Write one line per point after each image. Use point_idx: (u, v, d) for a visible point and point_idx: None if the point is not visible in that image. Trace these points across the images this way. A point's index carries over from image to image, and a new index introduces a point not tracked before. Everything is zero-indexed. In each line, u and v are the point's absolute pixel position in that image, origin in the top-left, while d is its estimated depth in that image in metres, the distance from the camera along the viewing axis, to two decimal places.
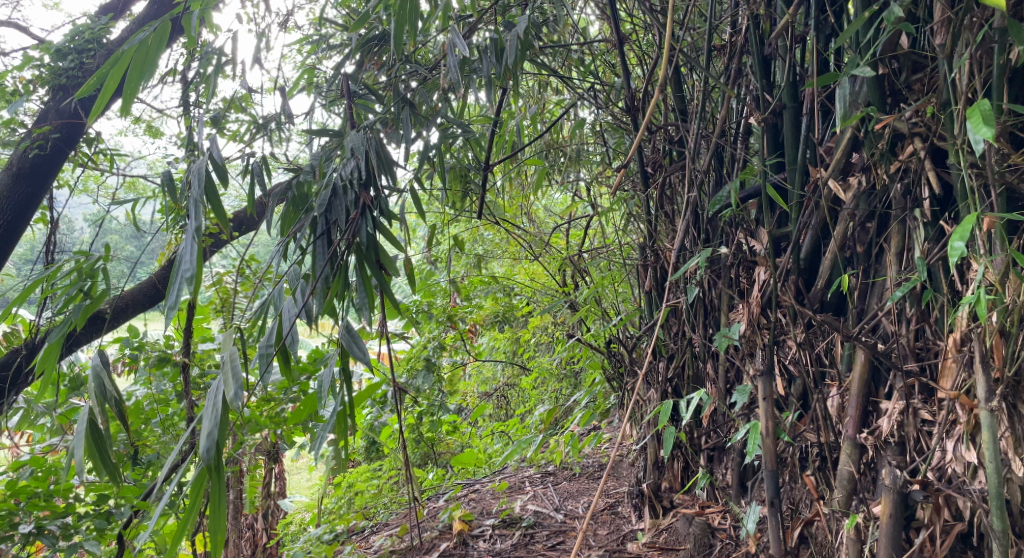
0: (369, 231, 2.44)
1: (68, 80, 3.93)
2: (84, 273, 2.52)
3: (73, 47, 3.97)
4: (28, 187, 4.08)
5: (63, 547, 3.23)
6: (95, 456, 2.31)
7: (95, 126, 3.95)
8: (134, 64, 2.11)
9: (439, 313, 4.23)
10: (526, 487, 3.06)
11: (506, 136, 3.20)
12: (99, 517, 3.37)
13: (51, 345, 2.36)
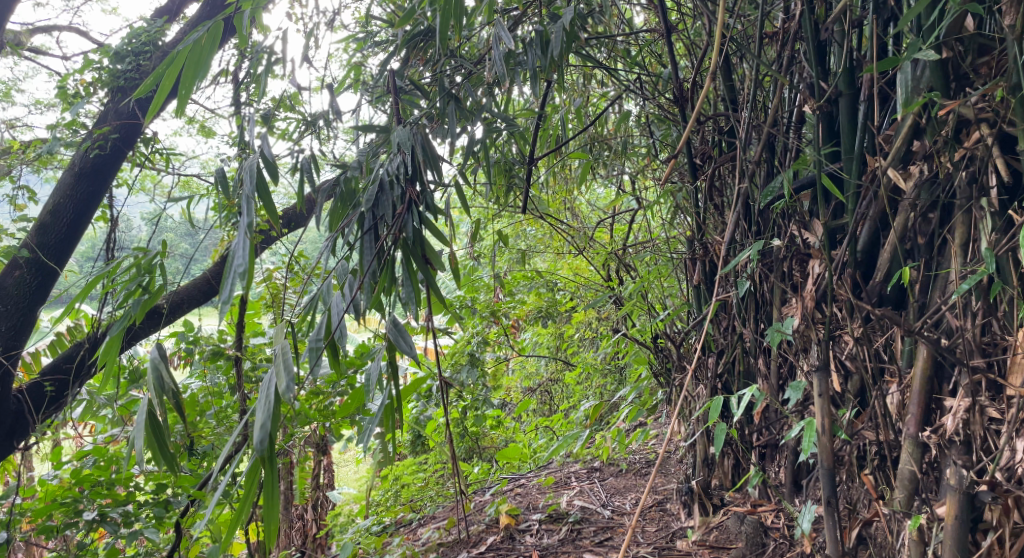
0: (415, 226, 2.44)
1: (126, 82, 4.00)
2: (142, 268, 2.51)
3: (131, 49, 3.99)
4: (90, 186, 4.16)
5: (124, 534, 3.34)
6: (154, 446, 2.31)
7: (151, 126, 4.01)
8: (189, 65, 2.13)
9: (483, 309, 4.25)
10: (572, 482, 3.03)
11: (551, 129, 3.18)
12: (158, 505, 3.49)
13: (112, 338, 2.39)
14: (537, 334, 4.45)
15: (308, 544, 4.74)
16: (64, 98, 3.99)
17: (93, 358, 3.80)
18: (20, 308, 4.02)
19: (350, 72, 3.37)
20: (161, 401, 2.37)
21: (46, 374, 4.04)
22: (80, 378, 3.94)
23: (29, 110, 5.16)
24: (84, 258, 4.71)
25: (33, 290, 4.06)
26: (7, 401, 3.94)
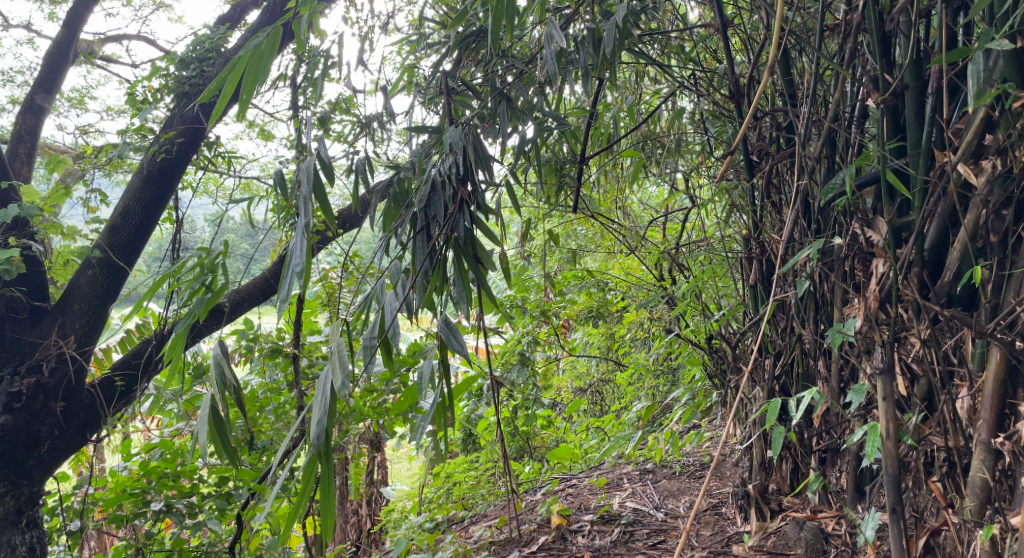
0: (466, 226, 2.44)
1: (191, 88, 4.07)
2: (205, 267, 2.57)
3: (196, 56, 4.08)
4: (157, 189, 4.16)
5: (188, 525, 3.50)
6: (217, 440, 2.34)
7: (215, 131, 4.09)
8: (250, 69, 2.16)
9: (533, 308, 4.22)
10: (625, 483, 2.99)
11: (602, 128, 3.15)
12: (220, 497, 3.61)
13: (178, 335, 2.45)
14: (587, 334, 4.42)
15: (362, 539, 4.89)
16: (134, 104, 4.09)
17: (160, 354, 3.91)
18: (92, 306, 4.05)
19: (403, 74, 3.39)
20: (223, 395, 2.37)
21: (115, 370, 4.12)
22: (149, 373, 4.00)
23: (101, 117, 5.32)
24: (151, 258, 4.83)
25: (103, 289, 4.08)
26: (79, 394, 3.99)
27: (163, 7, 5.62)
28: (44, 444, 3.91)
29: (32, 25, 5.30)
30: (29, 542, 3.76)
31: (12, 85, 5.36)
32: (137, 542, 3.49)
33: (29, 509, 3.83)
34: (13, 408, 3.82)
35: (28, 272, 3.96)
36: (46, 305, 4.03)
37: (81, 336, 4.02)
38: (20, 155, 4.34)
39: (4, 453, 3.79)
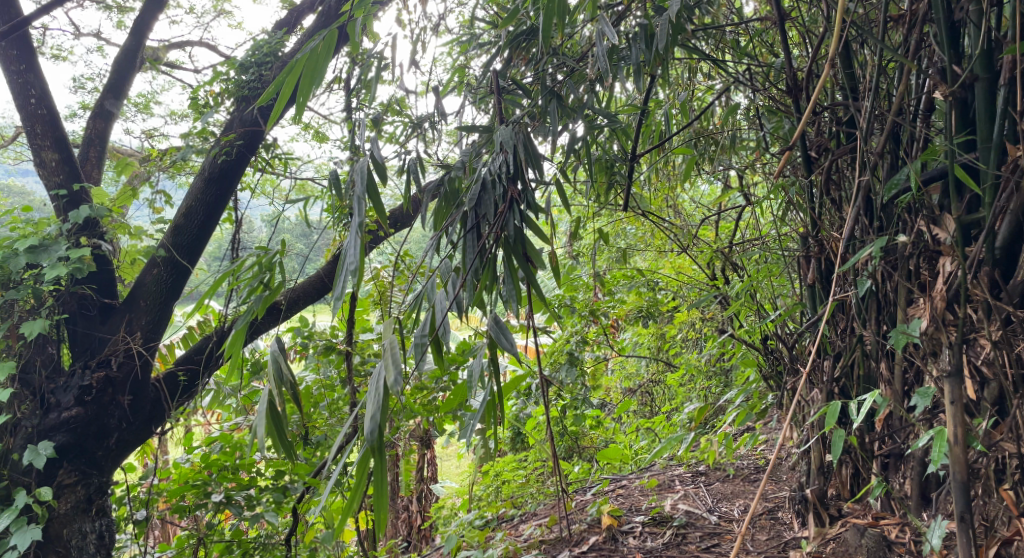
0: (516, 225, 2.43)
1: (250, 91, 4.11)
2: (263, 266, 2.60)
3: (254, 60, 4.15)
4: (218, 191, 4.12)
5: (247, 516, 3.60)
6: (275, 434, 2.36)
7: (272, 133, 4.13)
8: (307, 73, 2.21)
9: (581, 308, 4.17)
10: (676, 485, 2.95)
11: (653, 126, 3.11)
12: (278, 490, 3.70)
13: (238, 332, 2.50)
14: (638, 334, 4.37)
15: (413, 535, 4.91)
16: (196, 109, 4.16)
17: (221, 351, 3.92)
18: (158, 303, 4.06)
19: (454, 74, 3.40)
20: (280, 391, 2.42)
21: (179, 364, 4.13)
22: (209, 368, 4.07)
23: (165, 121, 5.43)
24: (210, 258, 4.91)
25: (168, 288, 4.08)
26: (146, 388, 4.01)
27: (223, 13, 5.71)
28: (112, 436, 3.94)
29: (100, 32, 5.43)
30: (98, 529, 3.86)
31: (82, 92, 5.50)
32: (199, 532, 3.62)
33: (99, 497, 3.91)
34: (84, 402, 3.85)
35: (97, 270, 3.98)
36: (114, 302, 4.07)
37: (148, 331, 4.03)
38: (90, 158, 4.43)
39: (75, 444, 3.82)
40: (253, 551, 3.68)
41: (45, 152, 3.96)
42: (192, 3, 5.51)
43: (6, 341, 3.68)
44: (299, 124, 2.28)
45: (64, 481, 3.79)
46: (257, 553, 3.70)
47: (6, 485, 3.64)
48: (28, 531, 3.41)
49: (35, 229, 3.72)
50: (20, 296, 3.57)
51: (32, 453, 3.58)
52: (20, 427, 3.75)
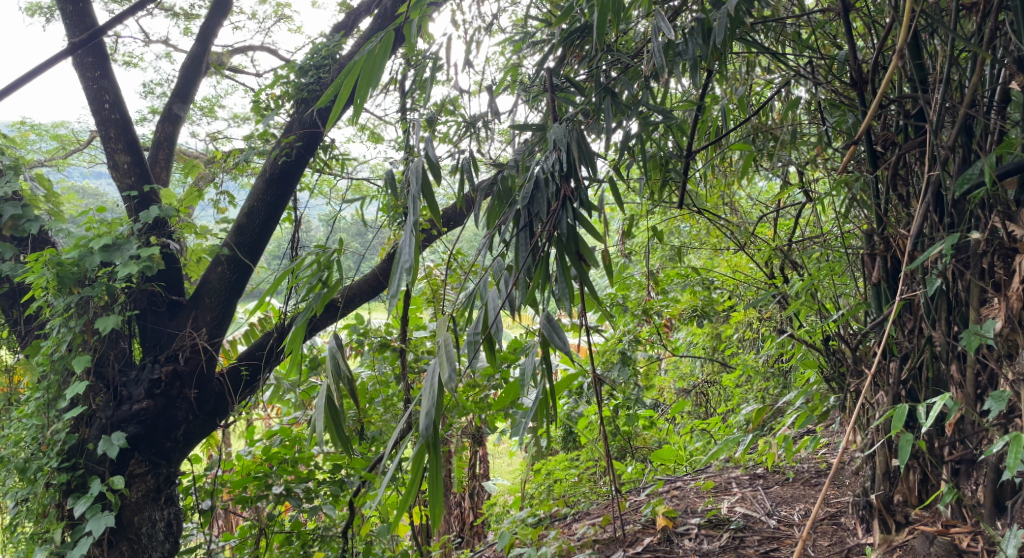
0: (569, 223, 2.42)
1: (309, 93, 4.14)
2: (322, 264, 2.64)
3: (313, 63, 4.17)
4: (279, 191, 4.14)
5: (306, 509, 3.71)
6: (333, 428, 2.39)
7: (330, 134, 4.17)
8: (364, 74, 2.34)
9: (634, 306, 4.13)
10: (733, 488, 2.89)
11: (710, 122, 3.06)
12: (335, 484, 3.78)
13: (297, 328, 2.56)
14: (692, 333, 4.30)
15: (465, 531, 4.94)
16: (257, 111, 4.22)
17: (281, 346, 3.99)
18: (222, 301, 4.11)
19: (508, 73, 3.39)
20: (338, 386, 2.48)
21: (241, 360, 4.16)
22: (271, 364, 4.10)
23: (229, 124, 5.52)
24: (270, 256, 4.98)
25: (232, 286, 4.13)
26: (210, 382, 4.08)
27: (284, 18, 5.79)
28: (179, 428, 3.98)
29: (169, 39, 5.55)
30: (166, 518, 3.90)
31: (152, 97, 5.63)
32: (261, 523, 3.76)
33: (167, 487, 3.95)
34: (154, 394, 3.91)
35: (166, 267, 4.05)
36: (181, 299, 4.13)
37: (213, 327, 4.08)
38: (160, 160, 4.54)
39: (145, 436, 3.86)
40: (313, 543, 3.79)
41: (117, 155, 4.03)
42: (254, 9, 5.60)
43: (82, 336, 3.66)
44: (356, 125, 2.34)
45: (135, 471, 3.83)
46: (316, 544, 3.80)
47: (82, 473, 3.67)
48: (103, 518, 3.48)
49: (108, 229, 3.76)
50: (95, 293, 3.60)
51: (106, 444, 3.61)
52: (94, 419, 3.76)
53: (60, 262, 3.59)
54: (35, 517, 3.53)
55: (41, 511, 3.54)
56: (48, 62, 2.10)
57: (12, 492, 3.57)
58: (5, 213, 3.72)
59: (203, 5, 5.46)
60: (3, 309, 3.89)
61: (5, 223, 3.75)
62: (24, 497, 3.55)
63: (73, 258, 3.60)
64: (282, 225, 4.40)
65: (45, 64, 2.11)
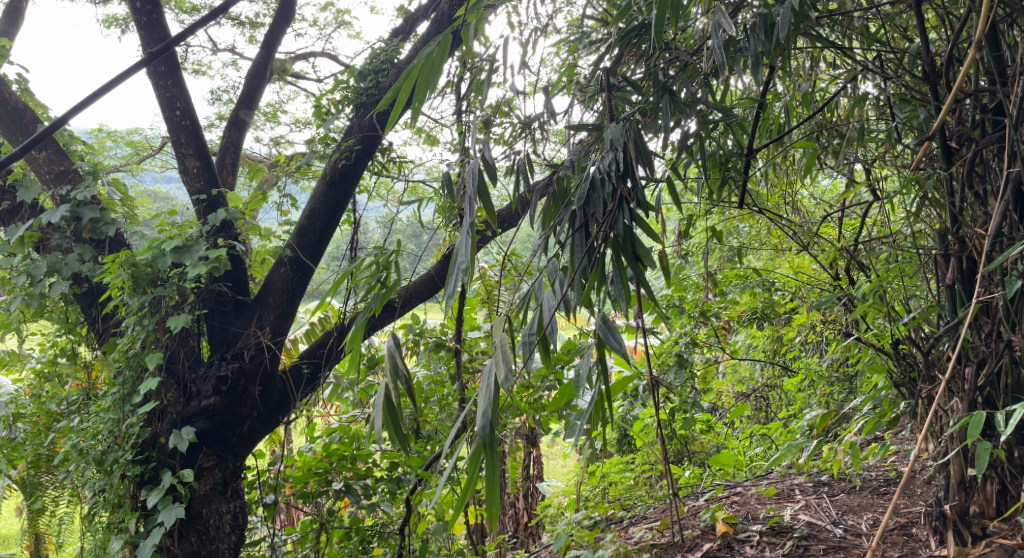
0: (626, 224, 2.39)
1: (368, 97, 4.16)
2: (381, 265, 2.66)
3: (372, 68, 4.19)
4: (339, 193, 4.13)
5: (364, 505, 3.78)
6: (391, 425, 2.44)
7: (388, 137, 4.17)
8: (422, 78, 2.38)
9: (691, 308, 4.07)
10: (797, 495, 2.81)
11: (771, 120, 3.00)
12: (392, 481, 3.87)
13: (357, 327, 2.61)
14: (752, 335, 4.18)
15: (520, 532, 4.93)
16: (318, 116, 4.27)
17: (341, 345, 4.02)
18: (285, 301, 4.11)
19: (564, 73, 3.38)
20: (396, 385, 2.50)
21: (303, 358, 4.21)
22: (331, 361, 4.14)
23: (290, 129, 5.60)
24: (329, 258, 5.04)
25: (295, 287, 4.12)
26: (274, 379, 4.09)
27: (344, 23, 5.86)
28: (244, 424, 4.00)
29: (235, 47, 5.66)
30: (233, 510, 3.94)
31: (219, 103, 5.74)
32: (321, 518, 3.81)
33: (234, 481, 3.98)
34: (221, 391, 3.92)
35: (232, 267, 4.07)
36: (246, 298, 4.14)
37: (276, 325, 4.08)
38: (227, 165, 4.56)
39: (213, 431, 3.89)
40: (371, 539, 3.84)
41: (187, 159, 4.07)
42: (315, 15, 5.68)
43: (154, 334, 3.74)
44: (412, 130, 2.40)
45: (203, 464, 3.86)
46: (375, 541, 3.84)
47: (154, 465, 3.75)
48: (173, 509, 3.55)
49: (179, 232, 3.82)
50: (167, 292, 3.69)
51: (176, 439, 3.66)
52: (166, 414, 3.83)
53: (134, 262, 3.67)
54: (111, 506, 3.63)
55: (116, 502, 3.64)
56: (118, 76, 2.18)
57: (90, 483, 3.70)
58: (83, 217, 3.79)
59: (267, 13, 5.55)
60: (83, 307, 3.96)
61: (83, 226, 3.82)
62: (101, 488, 3.66)
63: (146, 259, 3.69)
64: (342, 228, 4.44)
65: (116, 79, 2.19)
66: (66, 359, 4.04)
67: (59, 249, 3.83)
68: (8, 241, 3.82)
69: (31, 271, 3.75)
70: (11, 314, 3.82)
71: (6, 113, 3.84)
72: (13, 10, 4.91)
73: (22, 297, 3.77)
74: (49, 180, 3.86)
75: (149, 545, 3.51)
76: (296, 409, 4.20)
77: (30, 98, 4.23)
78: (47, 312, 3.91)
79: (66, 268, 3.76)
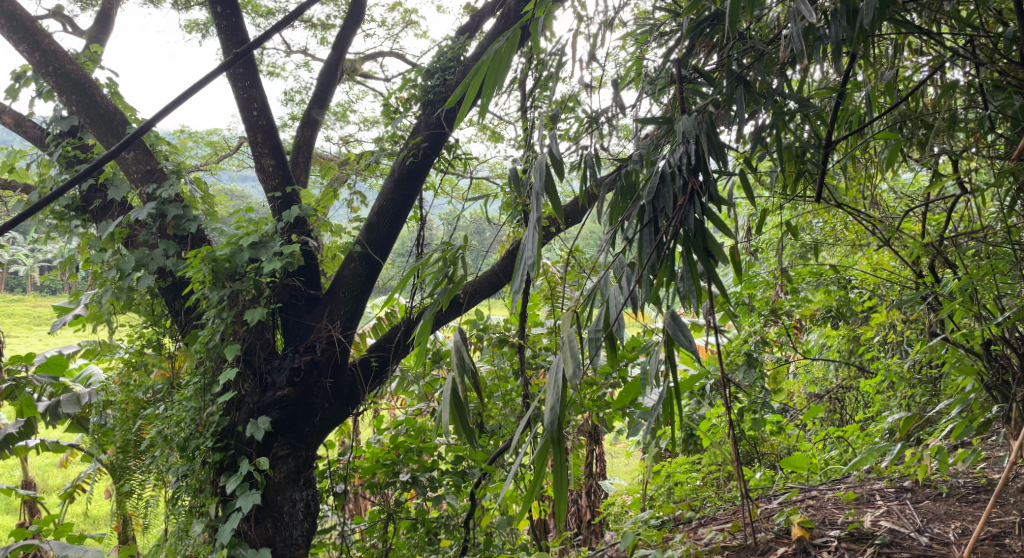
0: (697, 218, 2.33)
1: (436, 95, 4.14)
2: (448, 260, 2.68)
3: (439, 65, 4.17)
4: (407, 190, 4.12)
5: (430, 497, 3.85)
6: (457, 419, 2.45)
7: (455, 134, 4.15)
8: (491, 74, 2.37)
9: (761, 306, 3.98)
10: (877, 500, 2.71)
11: (851, 111, 2.90)
12: (457, 474, 3.90)
13: (424, 322, 2.62)
14: (825, 335, 4.02)
15: (583, 529, 4.89)
16: (386, 114, 4.29)
17: (409, 339, 4.02)
18: (355, 295, 4.12)
19: (634, 67, 3.32)
20: (462, 379, 2.52)
21: (371, 351, 4.20)
22: (399, 354, 4.14)
23: (359, 128, 5.65)
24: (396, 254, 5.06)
25: (365, 282, 4.13)
26: (344, 371, 4.11)
27: (411, 23, 5.88)
28: (316, 414, 4.05)
29: (307, 49, 5.73)
30: (305, 498, 3.97)
31: (291, 104, 5.82)
32: (388, 509, 3.88)
33: (307, 470, 4.03)
34: (295, 382, 3.98)
35: (306, 262, 4.07)
36: (318, 293, 4.15)
37: (347, 320, 4.10)
38: (299, 164, 4.63)
39: (287, 421, 3.95)
40: (438, 531, 3.86)
41: (263, 158, 4.13)
42: (383, 15, 5.71)
43: (233, 326, 3.81)
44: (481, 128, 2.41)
45: (278, 453, 3.93)
46: (441, 533, 3.86)
47: (233, 453, 3.82)
48: (251, 495, 3.62)
49: (256, 227, 3.90)
50: (244, 287, 3.75)
51: (252, 427, 3.75)
52: (243, 403, 3.89)
53: (215, 258, 3.74)
54: (193, 491, 3.70)
55: (197, 486, 3.71)
56: (203, 79, 2.23)
57: (173, 468, 3.75)
58: (168, 213, 3.90)
59: (338, 15, 5.60)
60: (167, 301, 4.07)
61: (168, 223, 3.93)
62: (183, 474, 3.71)
63: (225, 254, 3.75)
64: (408, 224, 4.42)
65: (201, 82, 2.25)
66: (152, 350, 4.08)
67: (146, 245, 3.94)
68: (99, 237, 3.93)
69: (120, 266, 3.88)
70: (103, 307, 3.93)
71: (98, 115, 3.95)
72: (103, 17, 5.05)
73: (112, 290, 3.89)
74: (137, 178, 3.98)
75: (227, 529, 3.58)
76: (365, 401, 4.20)
77: (120, 101, 4.35)
78: (134, 304, 4.01)
79: (153, 262, 3.86)
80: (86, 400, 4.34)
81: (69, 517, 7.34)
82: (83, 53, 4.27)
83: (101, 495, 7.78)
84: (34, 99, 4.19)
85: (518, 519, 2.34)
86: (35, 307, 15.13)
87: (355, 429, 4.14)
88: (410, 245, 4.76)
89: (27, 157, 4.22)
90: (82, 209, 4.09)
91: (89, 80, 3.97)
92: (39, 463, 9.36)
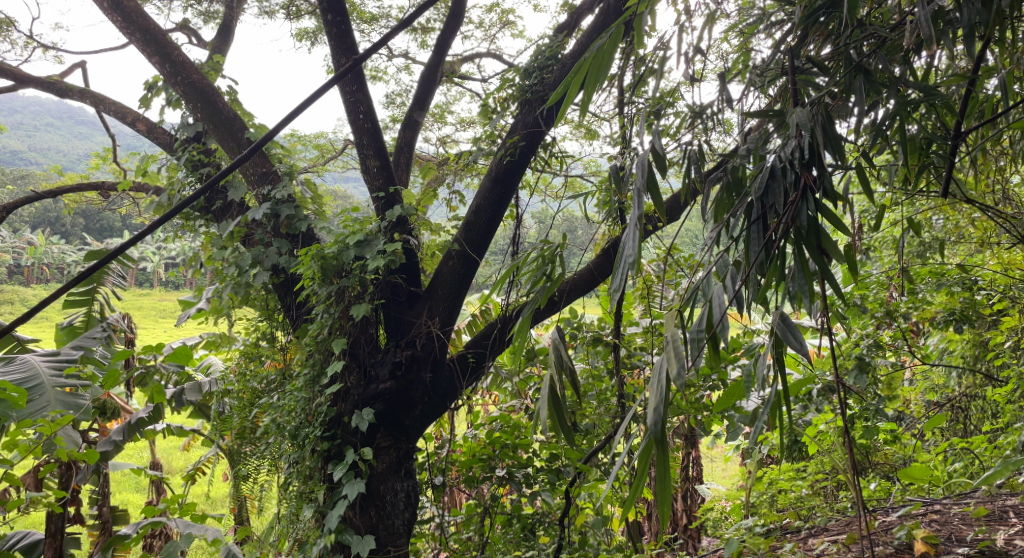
0: (810, 214, 2.21)
1: (533, 94, 4.08)
2: (546, 258, 2.65)
3: (537, 64, 4.13)
4: (504, 188, 4.06)
5: (525, 493, 3.83)
6: (555, 416, 2.43)
7: (553, 133, 4.08)
8: (593, 71, 2.31)
9: (874, 307, 3.74)
10: (1012, 517, 2.53)
11: (980, 102, 2.71)
12: (552, 472, 3.86)
13: (522, 320, 2.60)
14: (947, 340, 3.80)
15: (681, 533, 4.77)
16: (485, 114, 4.32)
17: (505, 336, 3.96)
18: (453, 293, 4.08)
19: (744, 60, 3.20)
20: (561, 378, 2.50)
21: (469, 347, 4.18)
22: (496, 351, 4.10)
23: (456, 129, 5.66)
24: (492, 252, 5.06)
25: (463, 280, 4.10)
26: (444, 366, 4.11)
27: (508, 23, 5.85)
28: (416, 407, 4.06)
29: (408, 52, 5.77)
30: (406, 489, 3.97)
31: (392, 107, 5.88)
32: (484, 503, 3.85)
33: (407, 461, 4.02)
34: (397, 375, 3.99)
35: (406, 259, 4.08)
36: (418, 289, 4.16)
37: (446, 316, 4.08)
38: (400, 165, 4.67)
39: (389, 414, 3.98)
40: (534, 526, 3.84)
41: (368, 159, 4.16)
42: (481, 16, 5.69)
43: (339, 321, 3.87)
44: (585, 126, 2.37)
45: (380, 444, 3.96)
46: (539, 529, 3.84)
47: (339, 443, 3.87)
48: (355, 483, 3.67)
49: (361, 226, 3.94)
50: (350, 283, 3.80)
51: (357, 418, 3.80)
52: (349, 395, 3.93)
53: (323, 255, 3.80)
54: (303, 477, 3.77)
55: (307, 473, 3.78)
56: (318, 90, 2.27)
57: (285, 455, 3.84)
58: (281, 213, 3.98)
59: (437, 17, 5.62)
60: (280, 296, 4.16)
61: (280, 222, 4.01)
62: (294, 460, 3.80)
63: (333, 251, 3.81)
64: (505, 222, 4.37)
65: (316, 93, 2.28)
66: (266, 342, 4.18)
67: (262, 243, 4.05)
68: (220, 235, 4.09)
69: (238, 262, 3.97)
70: (223, 301, 4.04)
71: (220, 122, 4.07)
72: (223, 27, 5.20)
73: (231, 286, 3.99)
74: (254, 180, 4.08)
75: (335, 515, 3.63)
76: (463, 397, 4.18)
77: (239, 107, 4.48)
78: (251, 299, 4.14)
79: (267, 259, 3.95)
80: (207, 389, 4.51)
81: (191, 499, 7.72)
82: (206, 62, 4.41)
83: (219, 479, 8.15)
84: (164, 107, 4.35)
85: (621, 517, 2.30)
86: (161, 301, 16.03)
87: (452, 422, 4.11)
88: (504, 244, 4.72)
89: (157, 161, 4.41)
90: (205, 210, 4.26)
91: (212, 88, 4.08)
92: (167, 448, 9.93)
